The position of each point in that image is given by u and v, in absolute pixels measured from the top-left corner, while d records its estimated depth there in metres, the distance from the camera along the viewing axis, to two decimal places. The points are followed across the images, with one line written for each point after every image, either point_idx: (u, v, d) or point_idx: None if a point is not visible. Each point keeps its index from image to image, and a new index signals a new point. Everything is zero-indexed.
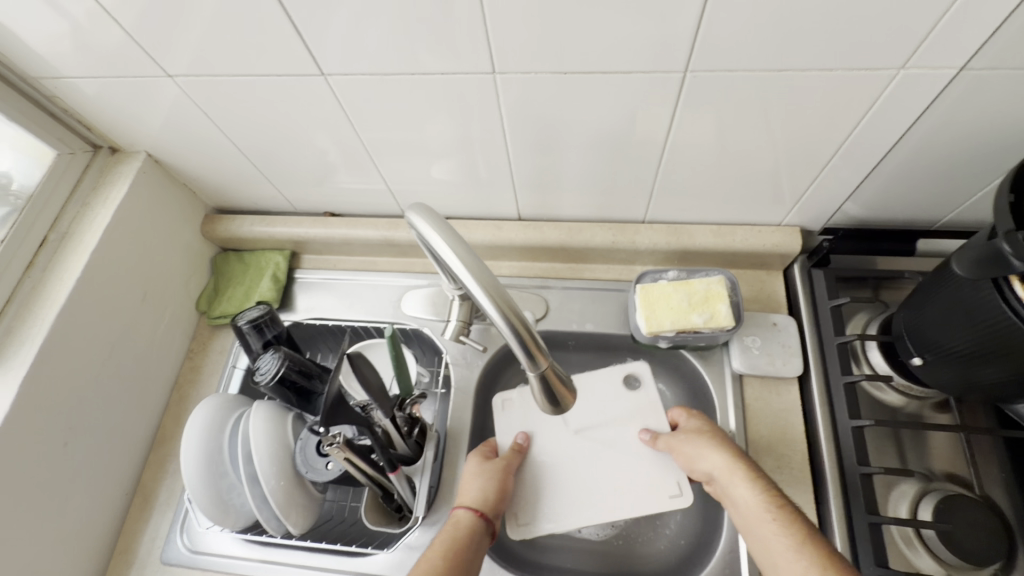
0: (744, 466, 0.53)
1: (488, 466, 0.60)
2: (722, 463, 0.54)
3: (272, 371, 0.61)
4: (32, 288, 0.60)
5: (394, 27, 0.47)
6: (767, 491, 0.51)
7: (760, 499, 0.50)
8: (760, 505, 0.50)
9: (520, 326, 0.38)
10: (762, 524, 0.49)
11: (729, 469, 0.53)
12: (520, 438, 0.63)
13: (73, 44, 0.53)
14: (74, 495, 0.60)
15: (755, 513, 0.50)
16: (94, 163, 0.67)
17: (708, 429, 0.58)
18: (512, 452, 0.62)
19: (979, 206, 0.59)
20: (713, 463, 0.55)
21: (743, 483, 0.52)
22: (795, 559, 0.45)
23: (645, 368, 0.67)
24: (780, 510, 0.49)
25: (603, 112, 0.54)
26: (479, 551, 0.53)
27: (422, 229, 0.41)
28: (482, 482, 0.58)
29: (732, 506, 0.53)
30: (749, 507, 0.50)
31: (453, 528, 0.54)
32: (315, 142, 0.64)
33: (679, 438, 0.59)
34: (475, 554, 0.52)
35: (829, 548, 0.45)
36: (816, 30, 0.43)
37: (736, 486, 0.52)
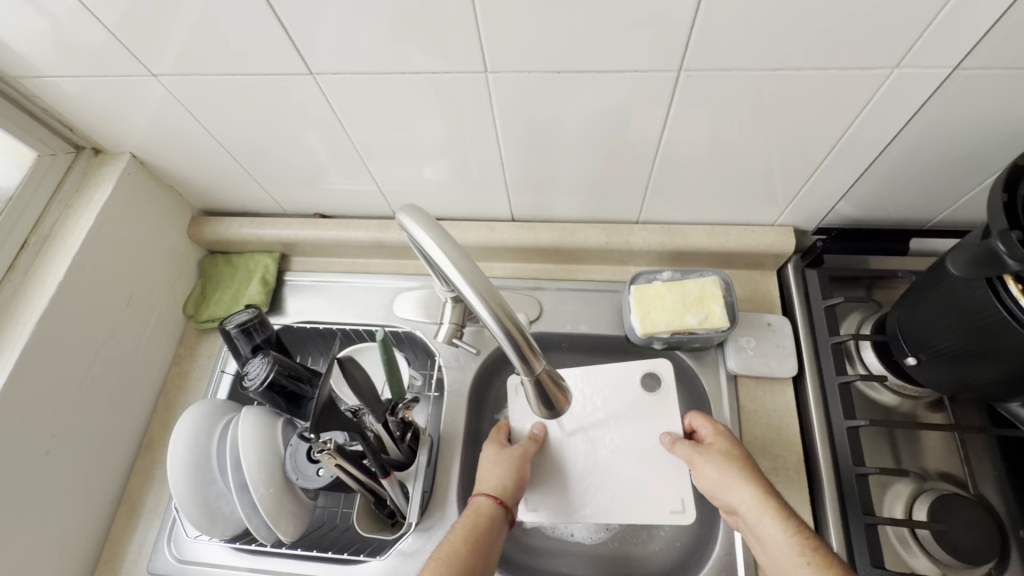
0: (773, 503, 0.50)
1: (512, 452, 0.59)
2: (752, 498, 0.51)
3: (261, 376, 0.60)
4: (14, 291, 0.58)
5: (384, 26, 0.47)
6: (799, 532, 0.48)
7: (791, 540, 0.47)
8: (792, 547, 0.46)
9: (513, 329, 0.37)
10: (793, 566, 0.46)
11: (756, 505, 0.50)
12: (541, 427, 0.63)
13: (53, 42, 0.52)
14: (57, 504, 0.58)
15: (787, 555, 0.46)
16: (77, 164, 0.65)
17: (737, 458, 0.54)
18: (536, 440, 0.61)
19: (970, 205, 0.59)
20: (741, 497, 0.52)
21: (773, 522, 0.49)
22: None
23: (669, 367, 0.65)
24: (813, 551, 0.46)
25: (597, 113, 0.53)
26: (500, 537, 0.52)
27: (414, 231, 0.40)
28: (505, 470, 0.57)
29: (759, 546, 0.50)
30: (779, 550, 0.47)
31: (478, 512, 0.53)
32: (305, 142, 0.63)
33: (703, 458, 0.55)
34: (497, 541, 0.52)
35: None
36: (810, 29, 0.42)
37: (765, 526, 0.49)
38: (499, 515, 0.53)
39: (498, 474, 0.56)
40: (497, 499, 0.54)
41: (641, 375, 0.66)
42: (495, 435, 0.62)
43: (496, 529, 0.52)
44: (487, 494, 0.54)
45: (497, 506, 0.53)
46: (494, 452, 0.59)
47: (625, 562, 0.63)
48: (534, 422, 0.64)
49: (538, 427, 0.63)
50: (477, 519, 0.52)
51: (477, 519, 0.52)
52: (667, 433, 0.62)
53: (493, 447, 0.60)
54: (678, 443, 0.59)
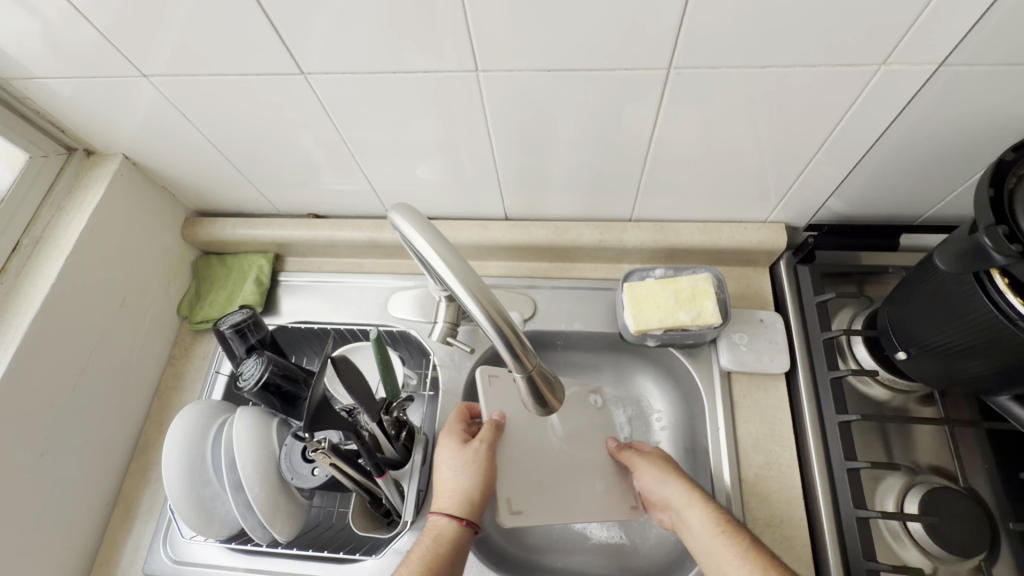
0: (696, 490, 0.55)
1: (473, 452, 0.56)
2: (679, 489, 0.56)
3: (256, 376, 0.60)
4: (5, 294, 0.58)
5: (377, 27, 0.47)
6: (718, 512, 0.53)
7: (710, 516, 0.52)
8: (713, 526, 0.52)
9: (505, 326, 0.38)
10: (712, 541, 0.51)
11: (684, 492, 0.55)
12: (501, 413, 0.60)
13: (46, 46, 0.52)
14: (51, 507, 0.58)
15: (709, 533, 0.51)
16: (69, 166, 0.65)
17: (667, 460, 0.60)
18: (496, 429, 0.58)
19: (959, 200, 0.59)
20: (669, 490, 0.56)
21: (696, 507, 0.54)
22: (741, 565, 0.47)
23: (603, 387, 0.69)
24: (728, 523, 0.51)
25: (588, 109, 0.53)
26: (465, 552, 0.52)
27: (405, 229, 0.40)
28: (469, 478, 0.55)
29: (686, 529, 0.54)
30: (703, 529, 0.52)
31: (440, 534, 0.52)
32: (299, 142, 0.63)
33: (643, 461, 0.60)
34: (460, 559, 0.51)
35: (772, 557, 0.48)
36: (797, 29, 0.43)
37: (690, 511, 0.54)
38: (463, 533, 0.53)
39: (460, 484, 0.55)
40: (459, 520, 0.53)
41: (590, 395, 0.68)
42: (453, 431, 0.59)
43: (459, 549, 0.52)
44: (448, 515, 0.53)
45: (458, 525, 0.53)
46: (454, 456, 0.56)
47: (621, 559, 0.63)
48: (493, 410, 0.60)
49: (499, 413, 0.60)
50: (438, 544, 0.51)
51: (438, 543, 0.51)
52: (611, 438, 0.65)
53: (453, 449, 0.57)
54: (623, 450, 0.63)
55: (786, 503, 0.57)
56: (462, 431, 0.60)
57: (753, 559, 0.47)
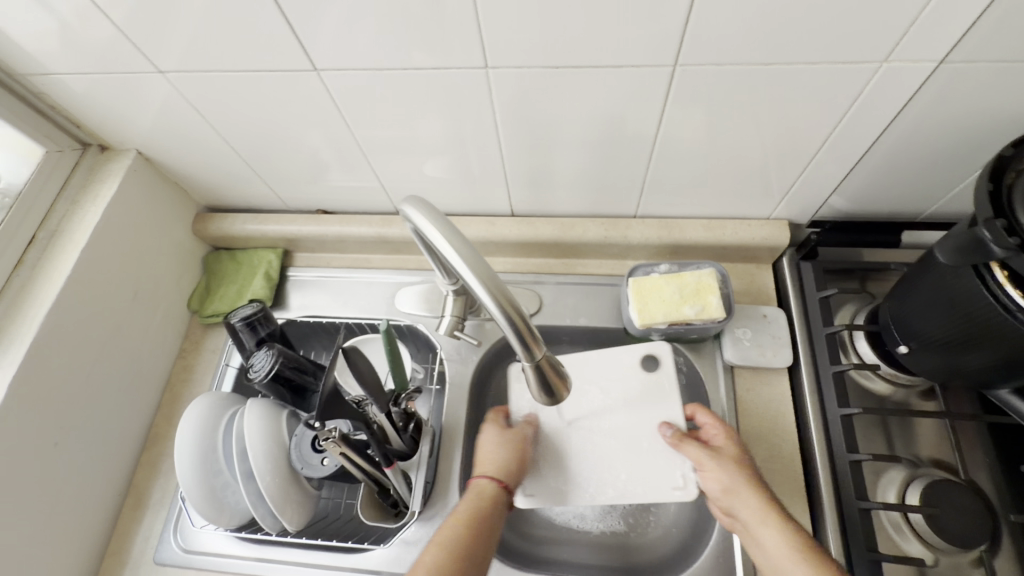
0: (775, 508, 0.50)
1: (514, 433, 0.60)
2: (759, 502, 0.50)
3: (266, 368, 0.61)
4: (21, 286, 0.59)
5: (388, 25, 0.48)
6: (799, 537, 0.47)
7: (789, 541, 0.47)
8: (793, 553, 0.46)
9: (516, 316, 0.38)
10: (791, 568, 0.46)
11: (759, 510, 0.50)
12: (531, 414, 0.63)
13: (64, 42, 0.53)
14: (66, 495, 0.59)
15: (786, 558, 0.46)
16: (83, 162, 0.66)
17: (749, 466, 0.54)
18: (533, 422, 0.62)
19: (961, 197, 0.60)
20: (744, 505, 0.51)
21: (774, 528, 0.48)
22: None
23: (667, 348, 0.64)
24: (812, 552, 0.46)
25: (595, 108, 0.54)
26: (502, 516, 0.54)
27: (418, 221, 0.41)
28: (508, 451, 0.58)
29: (756, 548, 0.49)
30: (779, 554, 0.47)
31: (479, 495, 0.54)
32: (309, 140, 0.64)
33: (713, 462, 0.54)
34: (500, 521, 0.53)
35: None
36: (800, 26, 0.44)
37: (765, 531, 0.49)
38: (500, 498, 0.54)
39: (503, 454, 0.58)
40: (499, 482, 0.55)
41: (640, 360, 0.65)
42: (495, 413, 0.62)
43: (498, 510, 0.54)
44: (490, 477, 0.55)
45: (500, 490, 0.55)
46: (498, 433, 0.60)
47: (626, 553, 0.63)
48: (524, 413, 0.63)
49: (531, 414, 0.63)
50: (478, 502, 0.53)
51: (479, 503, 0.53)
52: (667, 423, 0.60)
53: (496, 426, 0.61)
54: (682, 437, 0.58)
55: (790, 500, 0.57)
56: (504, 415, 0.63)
57: None
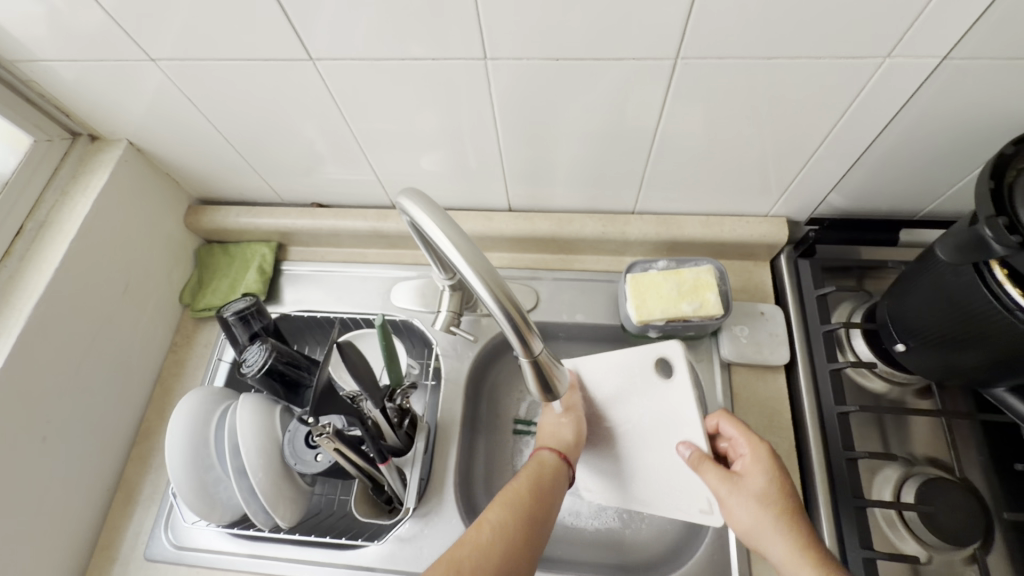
0: (808, 553, 0.46)
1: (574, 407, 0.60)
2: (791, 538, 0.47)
3: (259, 363, 0.60)
4: (9, 277, 0.58)
5: (386, 15, 0.47)
6: None
7: None
8: None
9: (514, 311, 0.38)
10: None
11: (790, 556, 0.46)
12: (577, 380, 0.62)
13: (53, 28, 0.52)
14: (55, 491, 0.58)
15: None
16: (73, 151, 0.65)
17: (779, 498, 0.50)
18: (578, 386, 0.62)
19: (959, 195, 0.60)
20: (774, 547, 0.48)
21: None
22: None
23: (678, 350, 0.62)
24: None
25: (594, 101, 0.54)
26: (562, 489, 0.54)
27: (415, 214, 0.41)
28: (569, 425, 0.59)
29: None
30: None
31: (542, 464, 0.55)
32: (304, 131, 0.63)
33: (736, 499, 0.51)
34: (560, 492, 0.54)
35: None
36: (803, 20, 0.43)
37: None
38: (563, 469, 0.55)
39: (563, 428, 0.58)
40: (561, 455, 0.56)
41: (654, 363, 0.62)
42: None
43: (559, 482, 0.54)
44: (551, 449, 0.56)
45: (560, 462, 0.55)
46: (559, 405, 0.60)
47: (622, 550, 0.63)
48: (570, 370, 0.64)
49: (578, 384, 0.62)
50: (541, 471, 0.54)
51: (541, 472, 0.54)
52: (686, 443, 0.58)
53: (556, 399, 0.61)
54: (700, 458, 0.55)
55: None
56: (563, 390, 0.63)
57: None
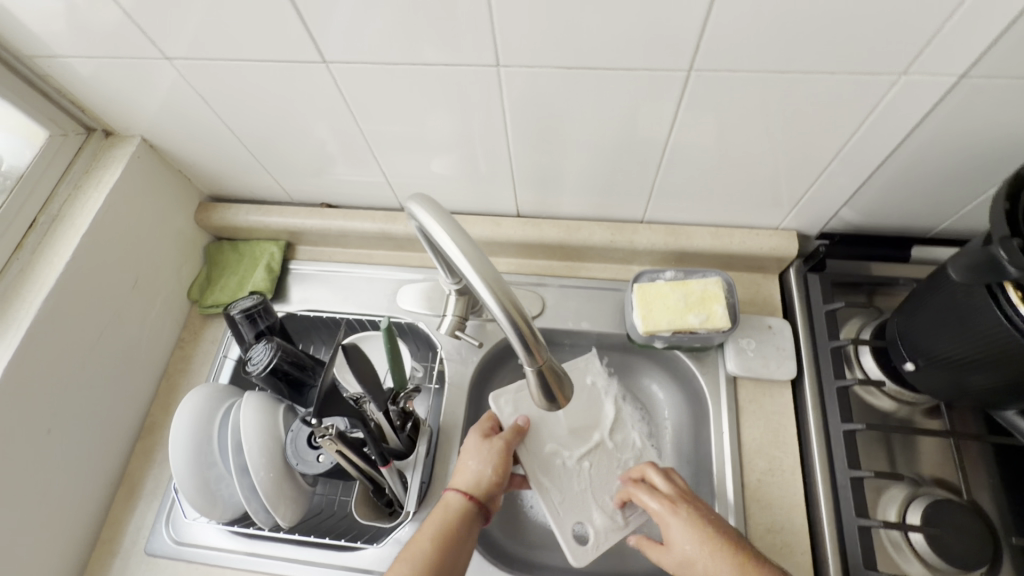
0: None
1: (495, 444, 0.57)
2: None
3: (264, 361, 0.60)
4: (20, 270, 0.58)
5: (398, 20, 0.47)
6: None
7: None
8: None
9: (520, 319, 0.38)
10: None
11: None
12: (525, 418, 0.62)
13: (70, 25, 0.52)
14: (59, 481, 0.59)
15: None
16: (87, 146, 0.66)
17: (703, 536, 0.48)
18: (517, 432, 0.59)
19: (974, 214, 0.59)
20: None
21: None
22: None
23: (555, 386, 0.44)
24: None
25: (604, 110, 0.54)
26: (470, 534, 0.51)
27: (423, 219, 0.41)
28: (482, 462, 0.55)
29: None
30: None
31: (447, 508, 0.52)
32: (314, 132, 0.63)
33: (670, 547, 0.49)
34: (468, 537, 0.50)
35: None
36: (819, 35, 0.43)
37: None
38: (472, 512, 0.52)
39: (474, 468, 0.55)
40: (467, 495, 0.52)
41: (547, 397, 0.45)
42: (480, 425, 0.60)
43: (466, 527, 0.51)
44: (459, 490, 0.53)
45: (467, 502, 0.52)
46: (476, 446, 0.57)
47: (621, 560, 0.63)
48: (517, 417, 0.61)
49: (523, 418, 0.61)
50: (448, 515, 0.51)
51: (446, 513, 0.51)
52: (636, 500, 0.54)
53: (476, 439, 0.58)
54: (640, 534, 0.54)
55: (788, 513, 0.57)
56: (490, 427, 0.60)
57: None
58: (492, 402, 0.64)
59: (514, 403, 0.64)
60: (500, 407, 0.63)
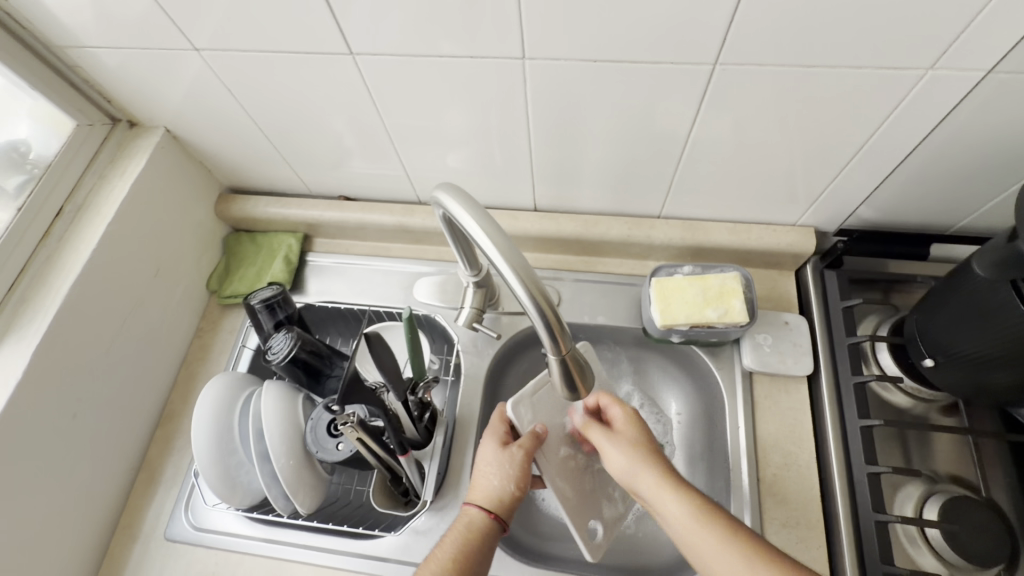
0: (672, 478, 0.49)
1: (512, 454, 0.54)
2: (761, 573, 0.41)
3: (284, 351, 0.61)
4: (48, 257, 0.59)
5: (425, 11, 0.48)
6: (699, 504, 0.47)
7: (690, 506, 0.47)
8: (691, 517, 0.46)
9: (547, 309, 0.38)
10: (693, 528, 0.45)
11: (658, 482, 0.49)
12: (543, 424, 0.57)
13: (101, 16, 0.53)
14: (82, 465, 0.60)
15: (689, 520, 0.46)
16: (112, 137, 0.67)
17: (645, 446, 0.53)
18: (536, 438, 0.55)
19: (995, 211, 0.59)
20: (643, 481, 0.50)
21: (674, 497, 0.48)
22: (729, 558, 0.43)
23: (576, 374, 0.44)
24: (709, 512, 0.46)
25: (626, 104, 0.54)
26: (491, 551, 0.50)
27: (454, 209, 0.41)
28: (501, 476, 0.53)
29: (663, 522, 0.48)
30: (680, 520, 0.46)
31: (467, 526, 0.50)
32: (335, 124, 0.64)
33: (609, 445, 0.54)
34: (488, 555, 0.49)
35: (752, 535, 0.44)
36: (845, 29, 0.43)
37: (668, 501, 0.48)
38: (493, 530, 0.50)
39: (494, 483, 0.53)
40: (488, 512, 0.51)
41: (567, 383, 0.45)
42: (495, 431, 0.57)
43: (487, 545, 0.49)
44: (479, 506, 0.51)
45: (488, 521, 0.50)
46: (494, 456, 0.54)
47: (634, 552, 0.63)
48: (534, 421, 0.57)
49: (541, 425, 0.57)
50: (469, 536, 0.49)
51: (469, 534, 0.49)
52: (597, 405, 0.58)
53: (493, 448, 0.55)
54: (588, 422, 0.56)
55: (804, 508, 0.57)
56: (505, 432, 0.57)
57: (737, 546, 0.43)
58: (509, 408, 0.57)
59: (532, 409, 0.58)
60: (517, 414, 0.57)
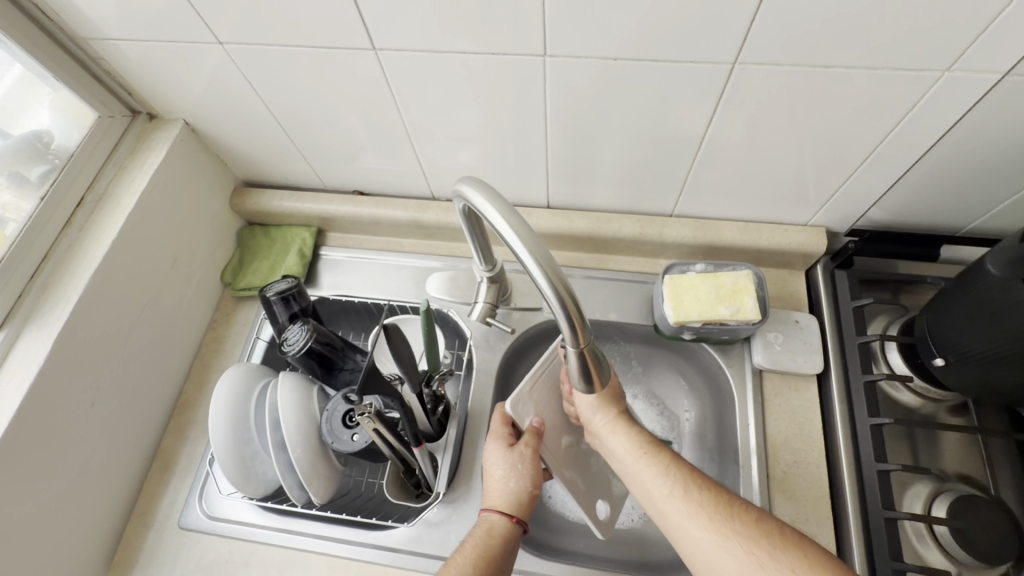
0: (621, 415, 0.55)
1: (521, 453, 0.55)
2: (684, 509, 0.47)
3: (300, 343, 0.61)
4: (69, 246, 0.60)
5: (448, 7, 0.48)
6: (640, 437, 0.54)
7: (633, 441, 0.53)
8: (635, 449, 0.53)
9: (569, 300, 0.39)
10: (635, 461, 0.52)
11: (610, 420, 0.55)
12: (540, 418, 0.58)
13: (127, 9, 0.54)
14: (99, 453, 0.60)
15: (630, 454, 0.53)
16: (132, 129, 0.67)
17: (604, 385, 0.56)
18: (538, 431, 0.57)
19: (1007, 212, 0.60)
20: (595, 417, 0.56)
21: (619, 433, 0.54)
22: (662, 483, 0.50)
23: (592, 369, 0.45)
24: (650, 446, 0.53)
25: (644, 102, 0.55)
26: (515, 552, 0.50)
27: (478, 203, 0.42)
28: (515, 476, 0.54)
29: (610, 453, 0.55)
30: (624, 452, 0.53)
31: (489, 532, 0.50)
32: (353, 119, 0.65)
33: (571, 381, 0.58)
34: (512, 557, 0.50)
35: (689, 470, 0.50)
36: (864, 30, 0.44)
37: (613, 437, 0.54)
38: (515, 533, 0.51)
39: (510, 485, 0.53)
40: (509, 517, 0.51)
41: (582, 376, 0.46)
42: (499, 433, 0.57)
43: (510, 547, 0.50)
44: (499, 511, 0.52)
45: (510, 525, 0.51)
46: (502, 457, 0.55)
47: (642, 546, 0.64)
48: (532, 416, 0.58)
49: (539, 419, 0.58)
50: (491, 539, 0.49)
51: (491, 539, 0.49)
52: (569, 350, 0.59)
53: (500, 450, 0.56)
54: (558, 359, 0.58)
55: (812, 505, 0.57)
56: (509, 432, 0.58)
57: (673, 475, 0.50)
58: (508, 408, 0.57)
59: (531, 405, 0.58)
60: (518, 411, 0.57)
